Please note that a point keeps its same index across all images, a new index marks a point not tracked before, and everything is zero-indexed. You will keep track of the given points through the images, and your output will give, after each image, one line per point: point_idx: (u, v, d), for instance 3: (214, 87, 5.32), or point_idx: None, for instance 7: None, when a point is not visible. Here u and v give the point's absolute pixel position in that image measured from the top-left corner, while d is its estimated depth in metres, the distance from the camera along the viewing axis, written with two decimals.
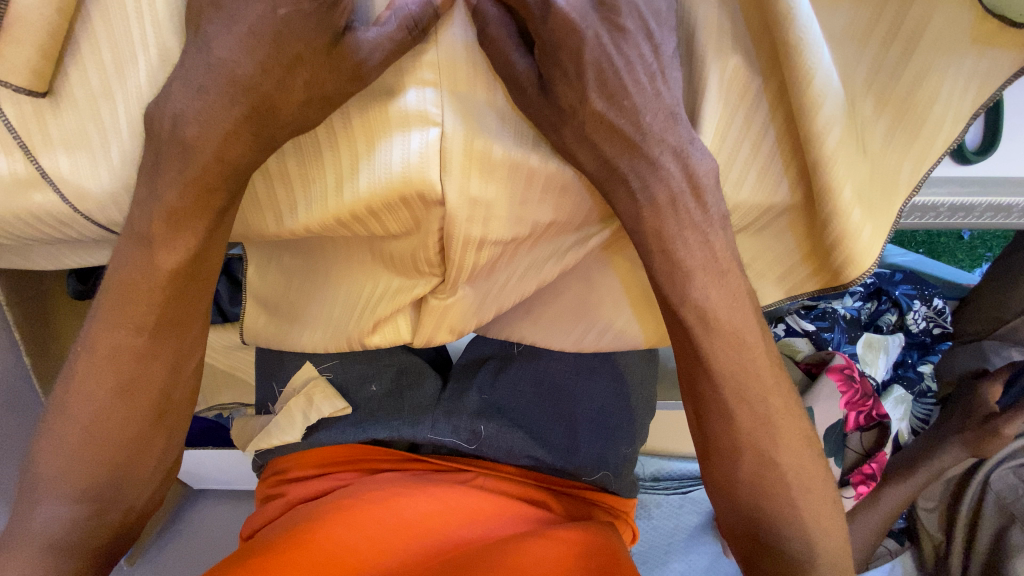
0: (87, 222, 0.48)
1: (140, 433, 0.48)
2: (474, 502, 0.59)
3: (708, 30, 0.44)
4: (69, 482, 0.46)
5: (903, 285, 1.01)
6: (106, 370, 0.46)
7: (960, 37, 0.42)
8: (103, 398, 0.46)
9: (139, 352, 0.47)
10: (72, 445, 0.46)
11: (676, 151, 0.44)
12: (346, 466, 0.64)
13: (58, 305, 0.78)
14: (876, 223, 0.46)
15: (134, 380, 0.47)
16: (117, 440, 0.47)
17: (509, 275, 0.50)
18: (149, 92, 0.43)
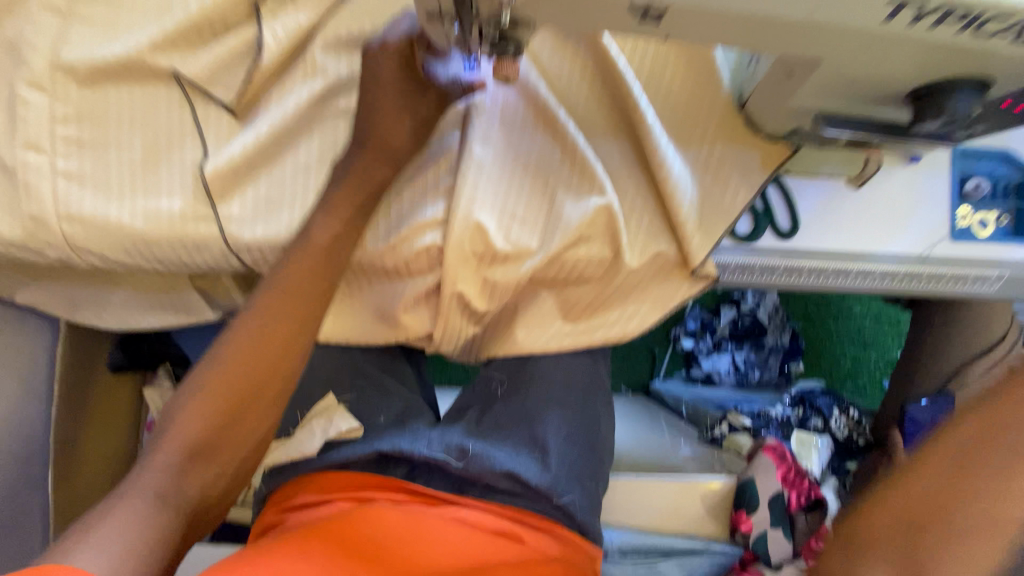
0: (208, 240, 0.66)
1: (251, 402, 0.60)
2: (455, 537, 0.66)
3: (619, 151, 0.69)
4: (221, 370, 0.60)
5: (824, 398, 1.23)
6: (235, 362, 0.60)
7: (746, 134, 0.68)
8: (267, 304, 0.62)
9: (300, 276, 0.63)
10: (189, 414, 0.58)
11: (617, 222, 0.67)
12: (344, 496, 0.71)
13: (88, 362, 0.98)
14: (704, 233, 0.68)
15: (287, 294, 0.62)
16: (225, 410, 0.59)
17: (498, 278, 0.69)
18: (292, 106, 0.65)
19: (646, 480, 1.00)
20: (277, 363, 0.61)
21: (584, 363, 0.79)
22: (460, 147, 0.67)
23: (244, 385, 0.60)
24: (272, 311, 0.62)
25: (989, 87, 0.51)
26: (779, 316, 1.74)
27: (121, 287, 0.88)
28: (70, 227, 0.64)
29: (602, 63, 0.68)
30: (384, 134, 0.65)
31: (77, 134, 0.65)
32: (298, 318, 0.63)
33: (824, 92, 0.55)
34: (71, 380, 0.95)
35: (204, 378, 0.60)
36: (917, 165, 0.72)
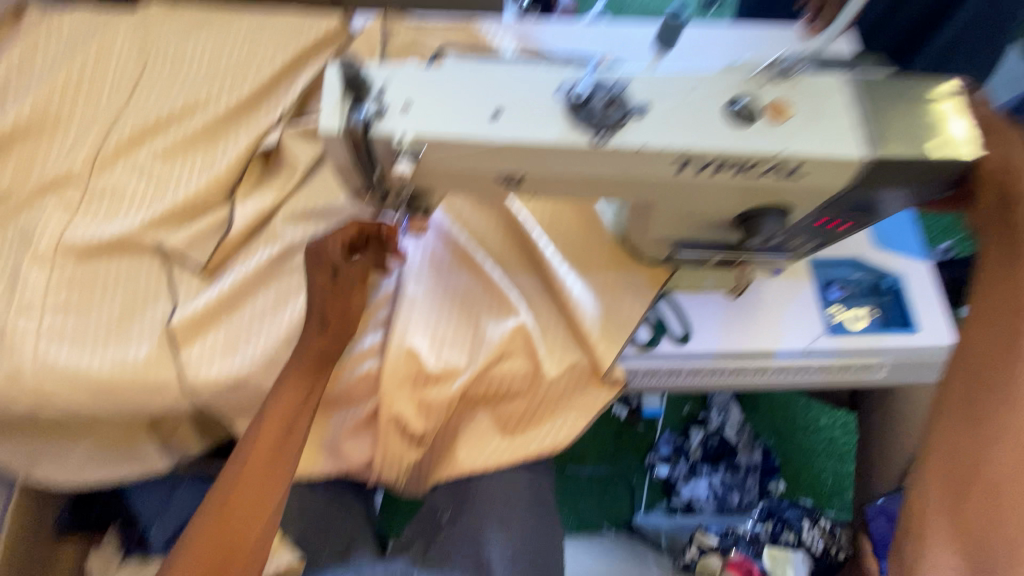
0: (167, 381, 0.74)
1: (236, 553, 0.65)
2: None
3: (530, 281, 0.83)
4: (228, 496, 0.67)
5: (792, 509, 1.19)
6: (219, 521, 0.65)
7: (633, 259, 0.82)
8: (272, 429, 0.70)
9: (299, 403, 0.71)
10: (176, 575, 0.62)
11: (532, 338, 0.77)
12: None
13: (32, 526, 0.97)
14: (609, 342, 0.78)
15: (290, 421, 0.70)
16: (209, 565, 0.63)
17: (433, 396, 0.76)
18: (253, 263, 0.78)
19: None
20: (275, 489, 0.69)
21: (522, 479, 0.83)
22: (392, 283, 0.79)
23: (228, 540, 0.65)
24: (251, 470, 0.68)
25: (790, 211, 0.66)
26: (746, 431, 1.73)
27: (82, 440, 0.92)
28: (43, 377, 0.72)
29: (509, 217, 0.85)
30: None
31: (66, 297, 0.76)
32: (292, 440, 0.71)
33: (671, 223, 0.69)
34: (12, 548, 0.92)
35: (183, 549, 0.64)
36: (783, 276, 0.86)
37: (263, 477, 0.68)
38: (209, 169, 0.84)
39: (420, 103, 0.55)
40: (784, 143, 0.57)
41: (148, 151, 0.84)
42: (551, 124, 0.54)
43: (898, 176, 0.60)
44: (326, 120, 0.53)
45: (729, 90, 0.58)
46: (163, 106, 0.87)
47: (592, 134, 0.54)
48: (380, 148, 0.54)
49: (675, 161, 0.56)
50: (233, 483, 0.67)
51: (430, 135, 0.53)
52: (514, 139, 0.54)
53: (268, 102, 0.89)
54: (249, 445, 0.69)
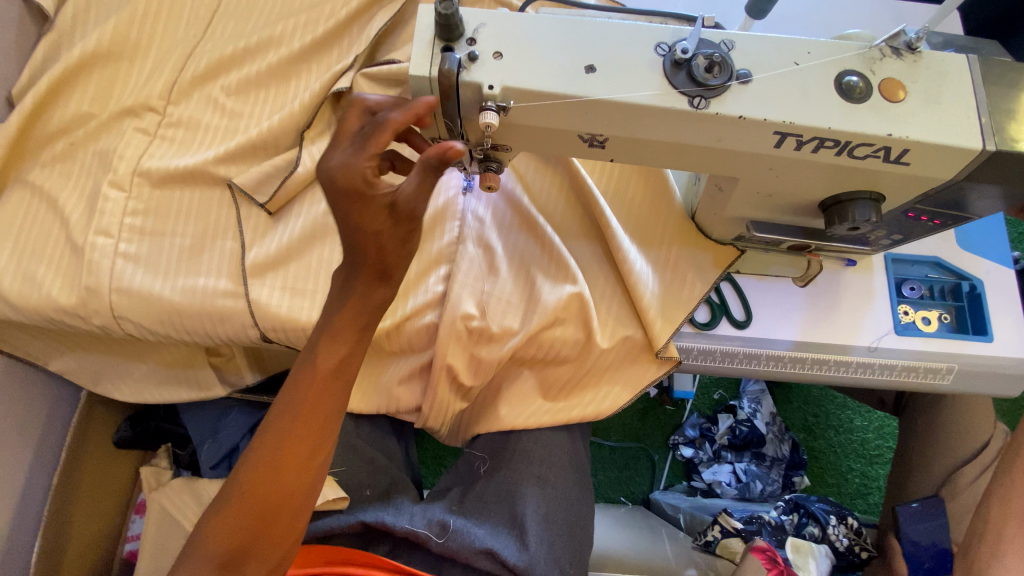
0: (231, 314, 0.76)
1: (270, 530, 0.64)
2: None
3: (591, 250, 0.81)
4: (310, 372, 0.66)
5: (821, 503, 1.16)
6: (251, 499, 0.63)
7: (699, 238, 0.80)
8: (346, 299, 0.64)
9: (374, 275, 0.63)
10: (208, 542, 0.62)
11: (587, 308, 0.77)
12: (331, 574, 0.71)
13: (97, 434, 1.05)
14: (667, 320, 0.77)
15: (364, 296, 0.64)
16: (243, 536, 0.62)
17: (486, 354, 0.78)
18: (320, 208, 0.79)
19: None
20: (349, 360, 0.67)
21: (563, 441, 0.84)
22: (452, 239, 0.79)
23: (263, 513, 0.63)
24: (282, 457, 0.64)
25: (883, 199, 0.62)
26: (777, 424, 1.70)
27: (144, 362, 0.98)
28: (119, 298, 0.76)
29: (573, 179, 0.82)
30: None
31: (141, 224, 0.79)
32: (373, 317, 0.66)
33: (751, 204, 0.67)
34: (81, 448, 1.02)
35: (272, 439, 0.65)
36: (854, 268, 0.82)
37: (299, 470, 0.65)
38: (281, 109, 0.85)
39: (514, 52, 0.52)
40: (896, 125, 0.53)
41: (222, 86, 0.85)
42: (646, 86, 0.52)
43: (1008, 173, 0.56)
44: (417, 65, 0.52)
45: (842, 62, 0.54)
46: (238, 41, 0.86)
47: (691, 99, 0.52)
48: (466, 99, 0.52)
49: (774, 135, 0.53)
50: (269, 463, 0.64)
51: (522, 86, 0.52)
52: (607, 98, 0.52)
53: (340, 45, 0.88)
54: (279, 430, 0.65)
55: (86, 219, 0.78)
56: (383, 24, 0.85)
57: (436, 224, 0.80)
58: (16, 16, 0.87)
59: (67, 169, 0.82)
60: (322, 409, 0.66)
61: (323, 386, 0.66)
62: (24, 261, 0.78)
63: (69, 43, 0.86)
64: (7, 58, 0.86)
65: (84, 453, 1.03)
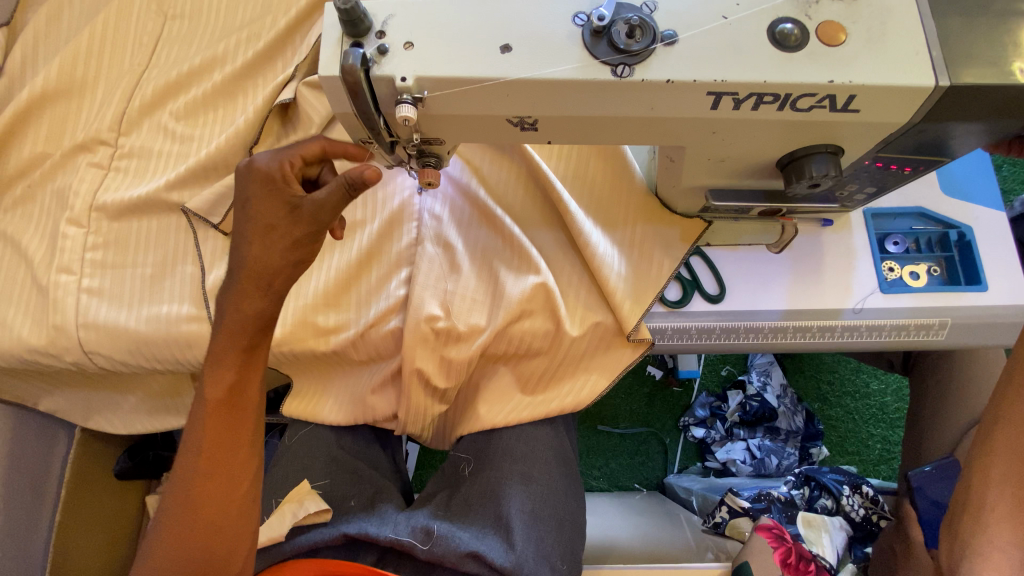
0: (197, 339, 0.76)
1: (207, 573, 0.62)
2: None
3: (554, 236, 0.79)
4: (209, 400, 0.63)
5: (832, 474, 1.12)
6: (179, 539, 0.62)
7: (664, 214, 0.77)
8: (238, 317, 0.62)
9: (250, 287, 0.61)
10: None
11: (552, 297, 0.75)
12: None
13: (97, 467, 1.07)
14: (637, 300, 0.74)
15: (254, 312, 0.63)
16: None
17: (454, 354, 0.76)
18: None
19: (635, 568, 0.93)
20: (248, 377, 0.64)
21: (546, 435, 0.82)
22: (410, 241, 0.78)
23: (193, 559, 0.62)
24: (195, 497, 0.62)
25: (842, 152, 0.58)
26: (789, 396, 1.65)
27: (132, 393, 0.99)
28: (86, 333, 0.76)
29: (528, 166, 0.80)
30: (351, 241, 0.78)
31: (102, 258, 0.79)
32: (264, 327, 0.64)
33: (705, 171, 0.64)
34: (82, 483, 1.04)
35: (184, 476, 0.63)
36: (832, 228, 0.78)
37: (219, 505, 0.63)
38: (229, 128, 0.84)
39: (425, 41, 0.50)
40: (838, 71, 0.49)
41: (170, 111, 0.85)
42: (565, 59, 0.49)
43: (969, 108, 0.52)
44: (326, 64, 0.50)
45: (774, 11, 0.51)
46: (182, 65, 0.86)
47: (614, 68, 0.49)
48: (380, 94, 0.51)
49: (708, 96, 0.50)
50: (185, 506, 0.62)
51: (436, 75, 0.50)
52: (526, 78, 0.49)
53: (284, 57, 0.87)
54: (186, 472, 0.63)
55: (48, 258, 0.79)
56: (321, 30, 0.84)
57: (393, 228, 0.78)
58: None
59: (28, 211, 0.82)
60: (231, 438, 0.64)
61: (221, 418, 0.64)
62: None
63: (20, 86, 0.87)
64: None
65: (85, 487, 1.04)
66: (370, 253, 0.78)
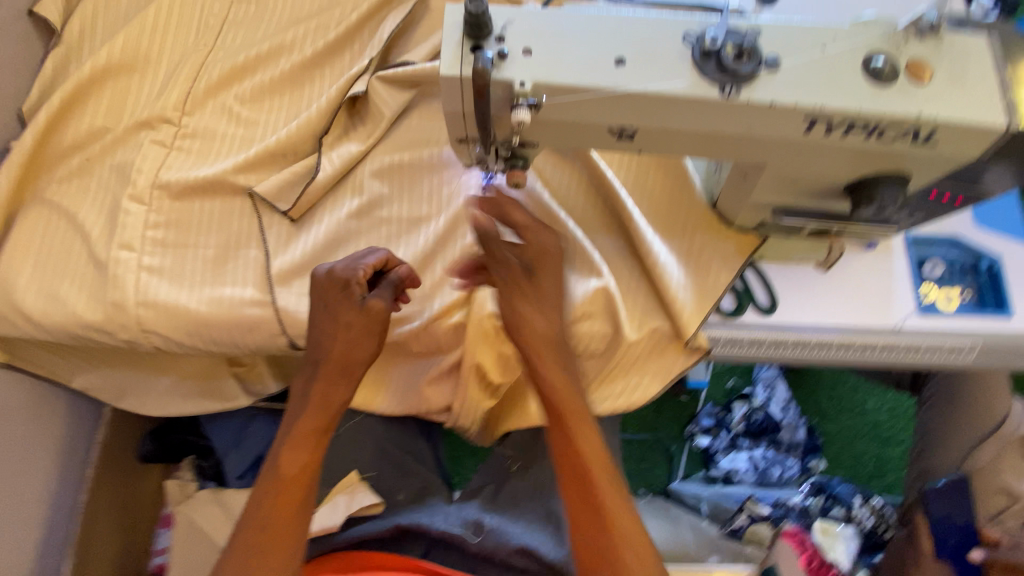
0: (259, 323, 0.76)
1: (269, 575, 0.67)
2: None
3: (613, 243, 0.82)
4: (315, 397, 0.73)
5: (843, 485, 1.18)
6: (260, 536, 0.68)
7: (721, 227, 0.80)
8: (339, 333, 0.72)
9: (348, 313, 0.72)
10: None
11: (611, 300, 0.77)
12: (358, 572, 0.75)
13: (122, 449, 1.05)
14: (695, 309, 0.77)
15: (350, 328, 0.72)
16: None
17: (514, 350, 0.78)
18: (341, 213, 0.79)
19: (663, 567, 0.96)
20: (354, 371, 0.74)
21: (593, 432, 0.85)
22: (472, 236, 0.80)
23: None
24: (276, 496, 0.70)
25: (909, 180, 0.62)
26: (792, 410, 1.70)
27: (166, 375, 0.97)
28: (145, 311, 0.76)
29: (593, 174, 0.83)
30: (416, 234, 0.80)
31: (163, 237, 0.79)
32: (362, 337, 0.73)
33: (776, 190, 0.67)
34: (106, 464, 1.02)
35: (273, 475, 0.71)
36: (876, 250, 0.83)
37: (288, 504, 0.70)
38: (296, 116, 0.85)
39: (543, 48, 0.52)
40: (926, 105, 0.53)
41: (236, 94, 0.85)
42: (678, 77, 0.52)
43: None
44: (448, 64, 0.52)
45: (868, 45, 0.54)
46: (249, 49, 0.86)
47: (722, 87, 0.52)
48: (495, 97, 0.52)
49: (804, 120, 0.54)
50: (264, 508, 0.69)
51: (554, 82, 0.52)
52: (638, 91, 0.52)
53: (352, 49, 0.88)
54: (268, 478, 0.71)
55: (107, 233, 0.78)
56: (394, 26, 0.85)
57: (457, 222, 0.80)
58: (23, 32, 0.87)
59: (84, 184, 0.81)
60: (312, 435, 0.73)
61: (306, 420, 0.73)
62: (48, 278, 0.78)
63: (78, 57, 0.86)
64: (21, 77, 0.86)
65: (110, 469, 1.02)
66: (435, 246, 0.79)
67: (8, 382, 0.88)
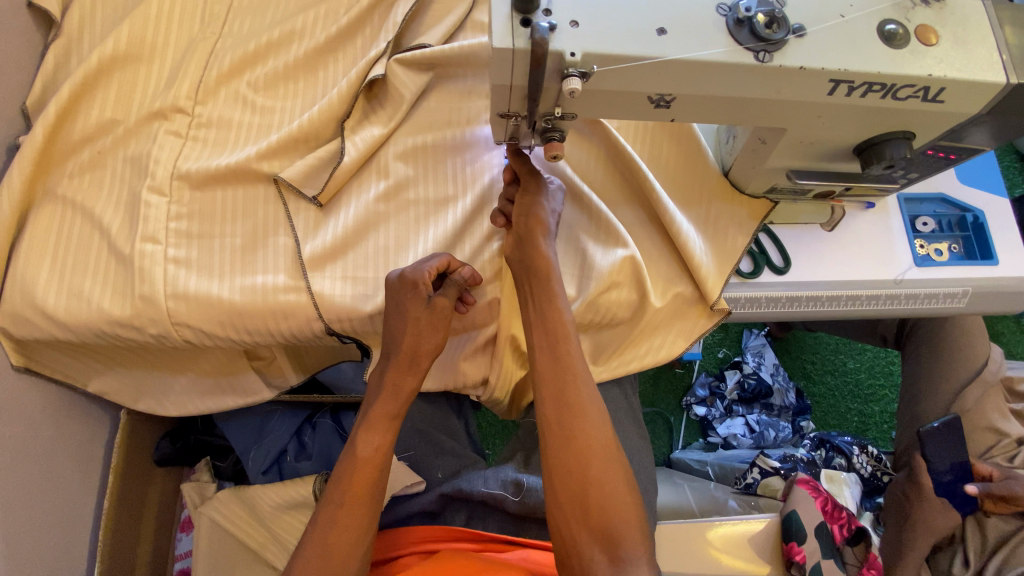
0: (295, 310, 0.76)
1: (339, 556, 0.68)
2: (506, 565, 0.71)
3: (635, 217, 0.85)
4: (386, 390, 0.76)
5: (843, 436, 1.25)
6: (332, 521, 0.69)
7: (735, 195, 0.85)
8: (413, 327, 0.75)
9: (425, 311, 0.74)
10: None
11: (637, 268, 0.80)
12: (411, 551, 0.78)
13: (139, 453, 1.02)
14: (716, 274, 0.82)
15: (425, 324, 0.75)
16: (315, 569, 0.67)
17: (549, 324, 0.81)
18: (369, 196, 0.80)
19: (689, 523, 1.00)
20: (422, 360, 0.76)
21: (617, 393, 0.90)
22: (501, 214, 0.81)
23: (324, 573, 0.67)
24: (350, 481, 0.71)
25: (914, 137, 0.67)
26: (782, 374, 1.79)
27: (184, 373, 0.95)
28: (176, 304, 0.74)
29: (611, 148, 0.85)
30: (444, 214, 0.81)
31: (188, 228, 0.77)
32: (437, 330, 0.76)
33: (793, 154, 0.72)
34: (125, 469, 0.99)
35: (349, 462, 0.73)
36: (873, 210, 0.89)
37: (360, 491, 0.71)
38: (313, 102, 0.84)
39: (588, 20, 0.55)
40: (935, 66, 0.58)
41: (249, 82, 0.84)
42: (716, 44, 0.55)
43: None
44: (500, 37, 0.53)
45: (881, 12, 0.59)
46: (260, 36, 0.85)
47: (756, 53, 0.56)
48: (546, 68, 0.55)
49: (829, 83, 0.58)
50: (336, 495, 0.71)
51: (602, 51, 0.54)
52: (680, 58, 0.55)
53: (363, 33, 0.88)
54: (345, 463, 0.73)
55: (128, 228, 0.76)
56: (409, 9, 0.85)
57: (485, 200, 0.82)
58: (21, 26, 0.83)
59: (98, 178, 0.79)
60: (382, 425, 0.75)
61: (381, 411, 0.75)
62: (68, 276, 0.75)
63: (79, 49, 0.83)
64: (17, 70, 0.83)
65: (129, 474, 1.00)
66: (465, 224, 0.80)
67: (21, 389, 0.85)
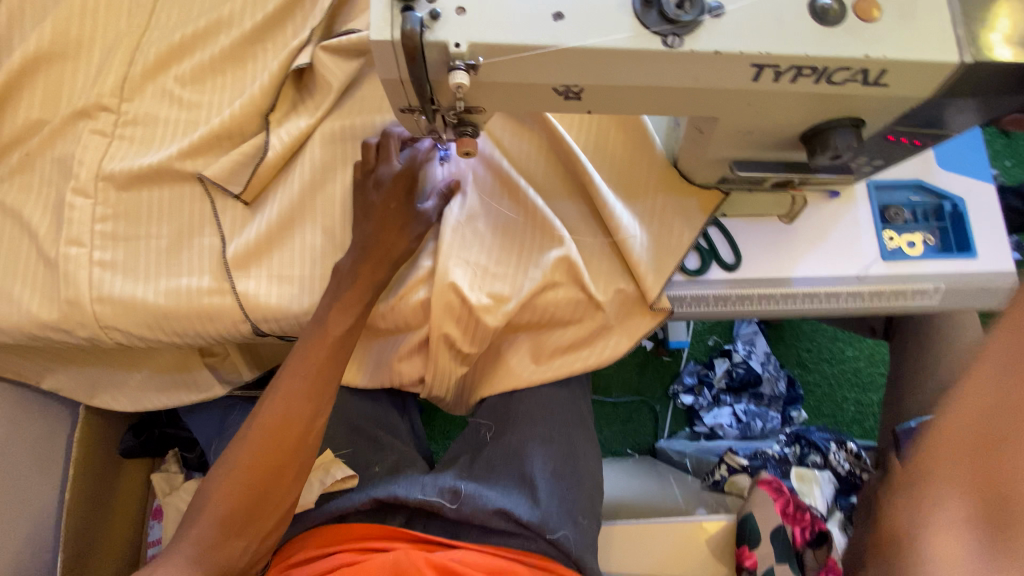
0: (220, 311, 0.75)
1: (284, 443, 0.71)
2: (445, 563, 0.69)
3: (576, 211, 0.81)
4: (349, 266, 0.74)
5: (820, 432, 1.21)
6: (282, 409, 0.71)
7: (683, 184, 0.79)
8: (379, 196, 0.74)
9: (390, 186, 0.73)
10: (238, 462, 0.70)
11: (573, 266, 0.77)
12: (343, 548, 0.76)
13: (102, 446, 1.05)
14: (657, 272, 0.77)
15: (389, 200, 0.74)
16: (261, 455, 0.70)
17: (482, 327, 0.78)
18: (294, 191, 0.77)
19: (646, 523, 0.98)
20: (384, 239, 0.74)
21: (562, 395, 0.85)
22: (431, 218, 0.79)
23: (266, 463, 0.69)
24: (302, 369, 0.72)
25: (863, 124, 0.61)
26: (773, 362, 1.74)
27: (137, 369, 0.96)
28: (101, 307, 0.74)
29: (550, 138, 0.80)
30: None
31: (113, 230, 0.76)
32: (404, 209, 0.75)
33: (732, 143, 0.66)
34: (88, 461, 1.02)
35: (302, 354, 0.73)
36: (838, 199, 0.82)
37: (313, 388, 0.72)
38: (241, 95, 0.82)
39: (476, 6, 0.50)
40: (873, 46, 0.52)
41: (176, 76, 0.81)
42: (618, 28, 0.50)
43: (988, 84, 0.55)
44: (377, 28, 0.49)
45: None
46: (186, 26, 0.82)
47: (664, 38, 0.51)
48: (430, 59, 0.50)
49: (750, 68, 0.52)
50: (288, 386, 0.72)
51: (489, 41, 0.50)
52: (578, 46, 0.50)
53: (294, 19, 0.83)
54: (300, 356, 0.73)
55: (54, 231, 0.76)
56: None
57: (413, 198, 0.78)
58: None
59: (27, 181, 0.79)
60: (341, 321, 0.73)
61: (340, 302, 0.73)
62: None
63: (7, 46, 0.82)
64: None
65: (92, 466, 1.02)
66: None
67: None
